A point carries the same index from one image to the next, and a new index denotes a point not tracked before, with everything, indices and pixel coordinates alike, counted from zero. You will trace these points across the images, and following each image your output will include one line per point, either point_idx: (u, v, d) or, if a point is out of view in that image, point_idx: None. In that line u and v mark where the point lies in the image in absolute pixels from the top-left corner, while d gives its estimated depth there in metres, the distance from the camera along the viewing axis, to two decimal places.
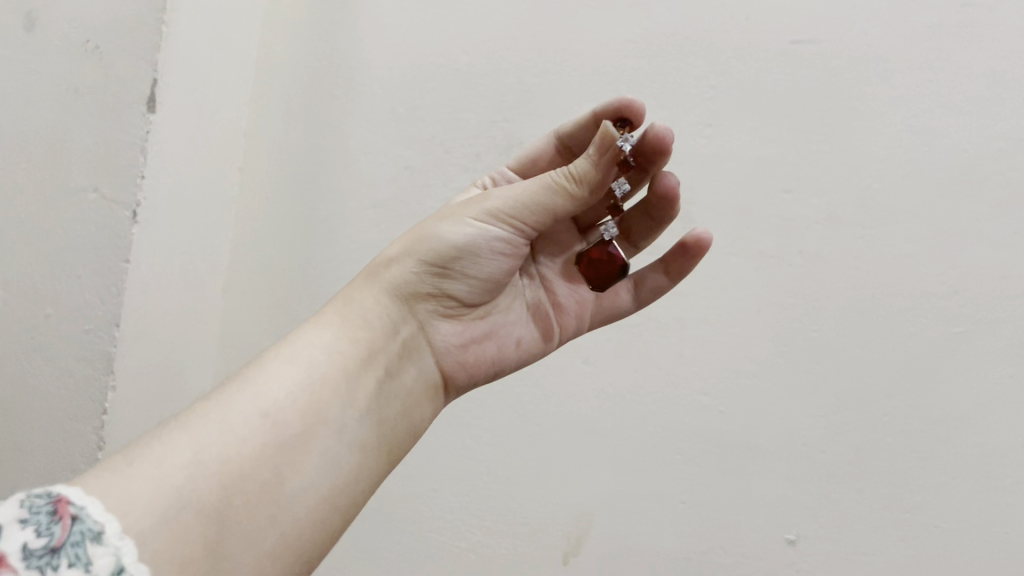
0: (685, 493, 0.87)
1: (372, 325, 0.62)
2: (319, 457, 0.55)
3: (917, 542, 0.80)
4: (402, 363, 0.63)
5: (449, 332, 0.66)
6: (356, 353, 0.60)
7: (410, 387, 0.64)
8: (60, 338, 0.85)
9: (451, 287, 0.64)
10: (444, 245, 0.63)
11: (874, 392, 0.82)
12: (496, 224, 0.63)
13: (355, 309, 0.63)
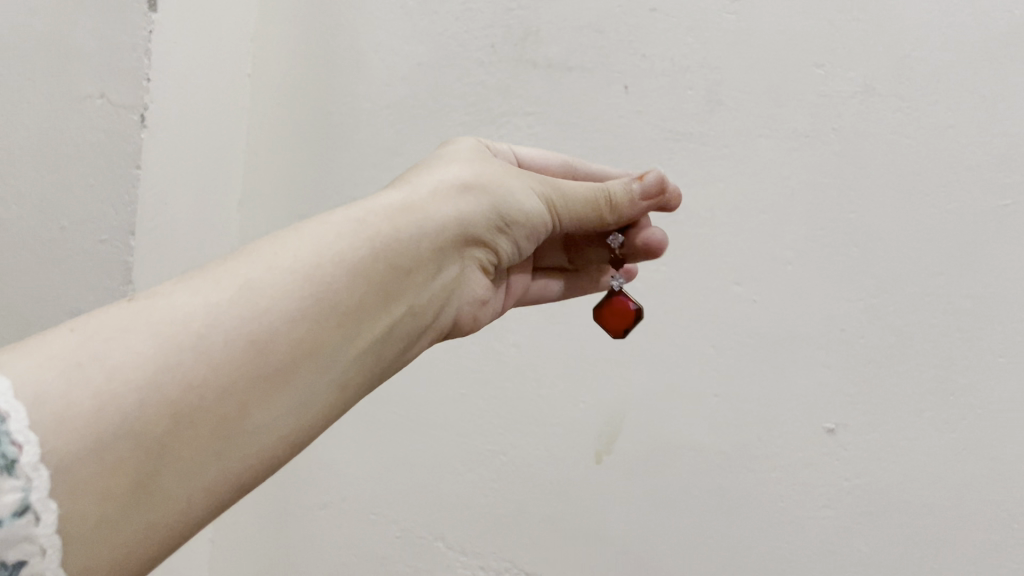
0: (718, 385, 0.85)
1: (404, 247, 0.54)
2: (298, 391, 0.47)
3: (962, 425, 0.77)
4: (417, 298, 0.55)
5: (475, 282, 0.62)
6: (377, 282, 0.52)
7: (415, 327, 0.56)
8: (76, 247, 0.84)
9: (496, 244, 0.60)
10: (501, 201, 0.59)
11: (916, 271, 0.79)
12: (546, 209, 0.61)
13: (395, 224, 0.54)
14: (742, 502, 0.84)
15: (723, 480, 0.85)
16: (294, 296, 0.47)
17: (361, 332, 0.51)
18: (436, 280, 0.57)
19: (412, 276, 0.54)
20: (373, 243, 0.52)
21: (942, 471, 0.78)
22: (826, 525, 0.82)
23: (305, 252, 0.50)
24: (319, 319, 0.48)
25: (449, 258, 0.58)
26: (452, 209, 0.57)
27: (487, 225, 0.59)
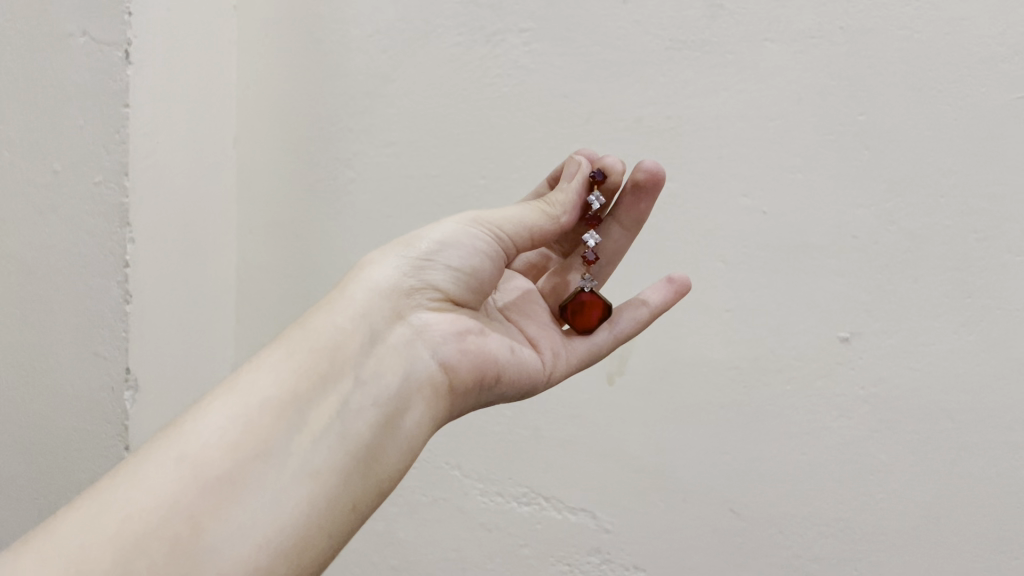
0: (730, 300, 0.84)
1: (327, 330, 0.52)
2: (256, 490, 0.45)
3: (981, 327, 0.76)
4: (369, 362, 0.52)
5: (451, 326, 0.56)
6: (309, 367, 0.50)
7: (387, 392, 0.51)
8: (72, 192, 0.82)
9: (434, 283, 0.56)
10: (414, 242, 0.57)
11: (930, 172, 0.76)
12: (478, 234, 0.57)
13: (311, 317, 0.53)
14: (759, 415, 0.84)
15: (739, 393, 0.84)
16: (216, 415, 0.47)
17: (306, 414, 0.48)
18: (387, 341, 0.53)
19: (349, 346, 0.52)
20: (294, 339, 0.52)
21: (961, 375, 0.77)
22: (845, 433, 0.81)
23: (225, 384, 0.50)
24: (251, 423, 0.47)
25: (393, 317, 0.54)
26: (376, 276, 0.55)
27: (407, 272, 0.56)
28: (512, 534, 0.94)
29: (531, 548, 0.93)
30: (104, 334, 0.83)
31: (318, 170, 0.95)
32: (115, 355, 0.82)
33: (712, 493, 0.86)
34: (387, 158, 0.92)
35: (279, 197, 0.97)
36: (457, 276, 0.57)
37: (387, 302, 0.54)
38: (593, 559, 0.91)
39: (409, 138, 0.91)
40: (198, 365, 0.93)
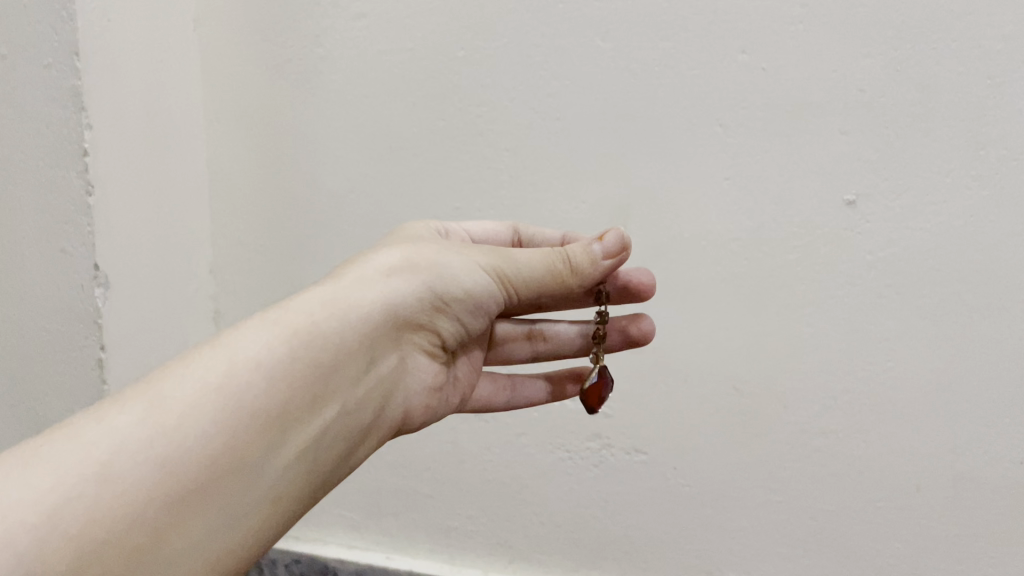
0: (729, 168, 0.78)
1: (334, 346, 0.52)
2: (228, 508, 0.45)
3: (995, 181, 0.72)
4: (352, 396, 0.53)
5: (417, 366, 0.60)
6: (308, 384, 0.50)
7: (353, 426, 0.54)
8: (22, 78, 0.77)
9: (435, 323, 0.58)
10: (440, 277, 0.57)
11: (942, 15, 0.71)
12: (492, 285, 0.58)
13: (320, 318, 0.52)
14: (761, 288, 0.79)
15: (739, 266, 0.80)
16: (212, 411, 0.46)
17: (290, 440, 0.49)
18: (371, 371, 0.55)
19: (348, 371, 0.53)
20: (303, 344, 0.51)
21: (974, 232, 0.73)
22: (852, 302, 0.77)
23: (220, 364, 0.48)
24: (242, 437, 0.46)
25: (383, 347, 0.56)
26: (387, 289, 0.55)
27: (422, 307, 0.57)
28: (509, 425, 0.91)
29: (529, 437, 0.90)
30: (68, 229, 0.78)
31: (285, 50, 0.87)
32: (83, 251, 0.78)
33: (715, 372, 0.82)
34: (358, 33, 0.85)
35: (247, 82, 0.89)
36: (455, 324, 0.60)
37: (386, 333, 0.56)
38: (593, 444, 0.88)
39: (380, 11, 0.84)
40: (174, 262, 0.89)
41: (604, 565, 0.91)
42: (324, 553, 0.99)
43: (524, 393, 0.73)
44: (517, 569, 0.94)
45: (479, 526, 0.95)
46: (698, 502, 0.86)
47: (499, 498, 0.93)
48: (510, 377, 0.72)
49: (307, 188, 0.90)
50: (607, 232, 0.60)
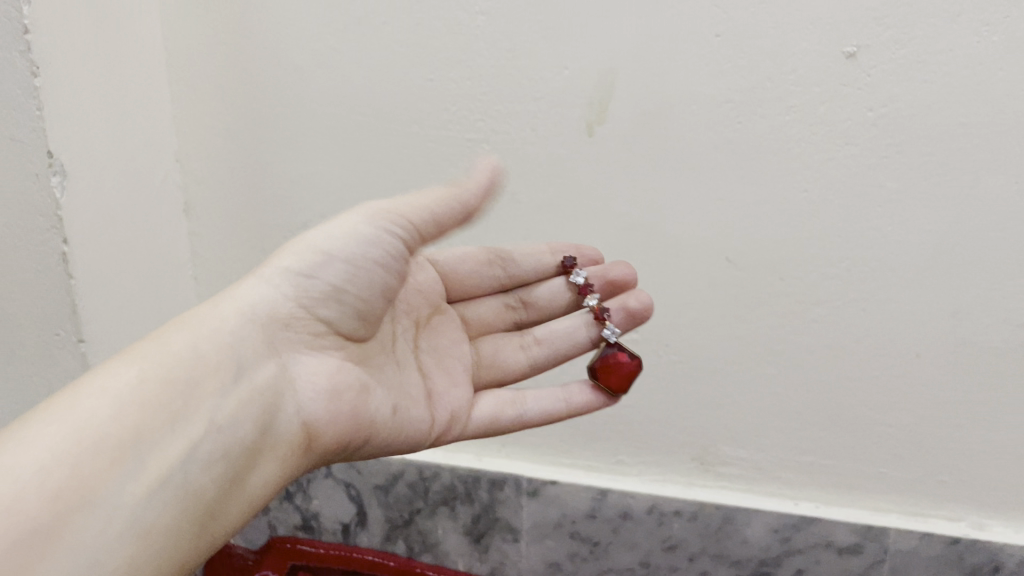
0: (721, 24, 0.72)
1: (196, 362, 0.51)
2: (106, 526, 0.42)
3: (1006, 26, 0.66)
4: (226, 403, 0.50)
5: (322, 368, 0.57)
6: (175, 396, 0.48)
7: (240, 438, 0.50)
8: None
9: (318, 317, 0.57)
10: (297, 272, 0.56)
11: None
12: (374, 241, 0.56)
13: (171, 340, 0.51)
14: (756, 153, 0.75)
15: (732, 130, 0.75)
16: (44, 436, 0.43)
17: (150, 454, 0.46)
18: (251, 378, 0.53)
19: (219, 379, 0.51)
20: (150, 363, 0.49)
21: (981, 83, 0.68)
22: (851, 163, 0.73)
23: (78, 394, 0.46)
24: (85, 453, 0.43)
25: (253, 351, 0.54)
26: (244, 303, 0.55)
27: (284, 310, 0.56)
28: None
29: None
30: (14, 115, 0.73)
31: None
32: (33, 139, 0.73)
33: (707, 244, 0.79)
34: None
35: None
36: (346, 317, 0.58)
37: (252, 338, 0.54)
38: None
39: None
40: (134, 155, 0.84)
41: (598, 444, 0.90)
42: None
43: (538, 403, 0.68)
44: (510, 452, 0.94)
45: None
46: (692, 378, 0.84)
47: None
48: (517, 393, 0.69)
49: (269, 66, 0.84)
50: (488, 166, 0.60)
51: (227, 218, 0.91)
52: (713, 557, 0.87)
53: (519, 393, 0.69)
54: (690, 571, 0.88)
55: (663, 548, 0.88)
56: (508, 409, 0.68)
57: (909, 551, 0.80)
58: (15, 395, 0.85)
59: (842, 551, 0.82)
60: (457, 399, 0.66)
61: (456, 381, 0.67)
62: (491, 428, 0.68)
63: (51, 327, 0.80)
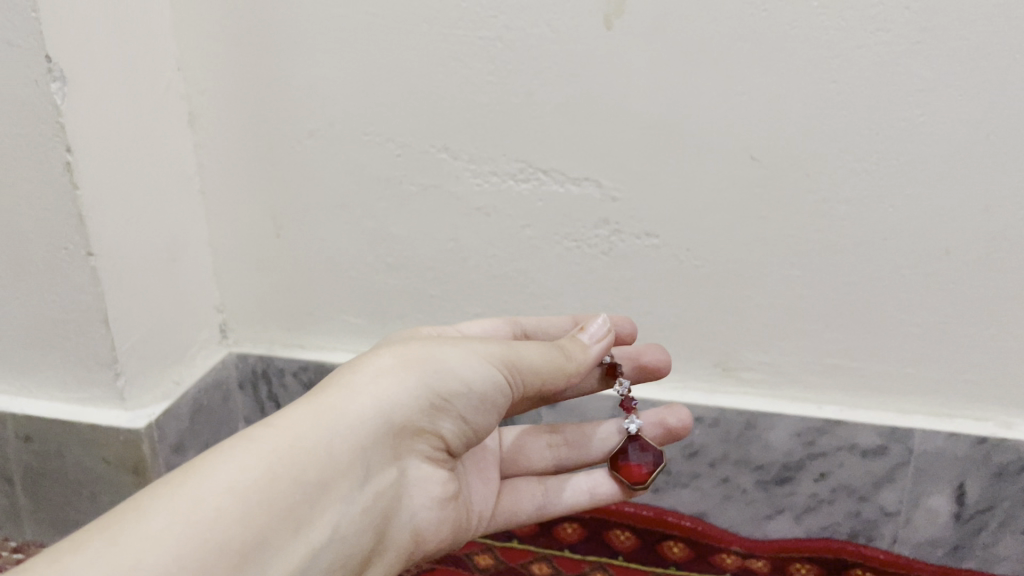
0: None
1: (338, 462, 0.52)
2: None
3: None
4: (348, 516, 0.52)
5: (428, 484, 0.59)
6: (311, 497, 0.50)
7: (353, 551, 0.53)
8: None
9: (439, 429, 0.57)
10: (438, 375, 0.56)
11: None
12: (500, 376, 0.58)
13: (307, 436, 0.51)
14: (781, 42, 0.72)
15: (756, 19, 0.71)
16: (189, 537, 0.44)
17: (279, 561, 0.47)
18: (371, 485, 0.54)
19: (347, 484, 0.52)
20: (285, 462, 0.49)
21: None
22: (882, 50, 0.70)
23: (235, 469, 0.48)
24: (222, 560, 0.44)
25: (380, 459, 0.54)
26: (385, 394, 0.55)
27: (420, 412, 0.56)
28: (512, 217, 0.85)
29: (534, 227, 0.85)
30: (9, 18, 0.70)
31: None
32: (31, 42, 0.71)
33: (730, 143, 0.76)
34: None
35: None
36: (461, 432, 0.59)
37: (384, 444, 0.55)
38: (602, 231, 0.83)
39: None
40: (136, 64, 0.81)
41: None
42: (333, 358, 0.96)
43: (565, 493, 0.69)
44: None
45: None
46: (713, 283, 0.82)
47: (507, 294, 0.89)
48: (543, 483, 0.70)
49: None
50: (589, 325, 0.66)
51: (233, 130, 0.89)
52: (735, 463, 0.86)
53: (547, 483, 0.70)
54: (711, 477, 0.88)
55: (684, 455, 0.88)
56: (529, 505, 0.69)
57: (934, 452, 0.79)
58: (27, 313, 0.83)
59: (866, 454, 0.81)
60: (487, 495, 0.67)
61: (486, 478, 0.68)
62: (514, 520, 0.69)
63: (60, 241, 0.78)
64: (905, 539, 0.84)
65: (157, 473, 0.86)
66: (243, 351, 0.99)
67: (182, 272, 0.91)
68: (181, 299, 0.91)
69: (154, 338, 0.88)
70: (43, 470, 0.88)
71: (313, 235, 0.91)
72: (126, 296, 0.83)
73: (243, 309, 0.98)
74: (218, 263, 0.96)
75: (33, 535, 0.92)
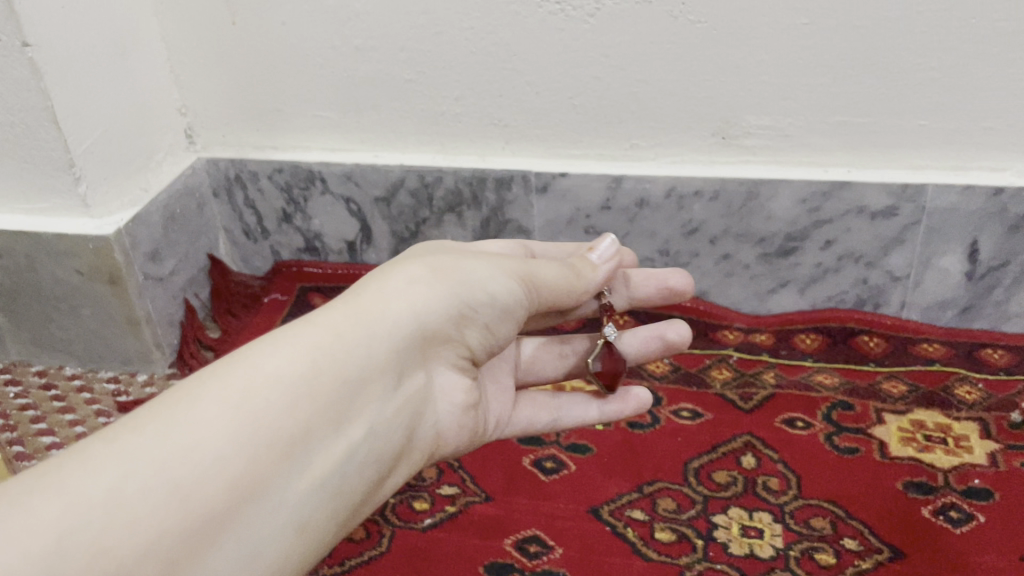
0: None
1: (374, 365, 0.46)
2: (260, 523, 0.40)
3: None
4: (381, 416, 0.47)
5: (451, 391, 0.53)
6: (339, 403, 0.44)
7: (385, 450, 0.48)
8: None
9: (466, 338, 0.51)
10: (468, 285, 0.50)
11: None
12: (522, 287, 0.52)
13: (344, 333, 0.45)
14: None
15: None
16: (221, 420, 0.40)
17: (314, 464, 0.43)
18: (402, 387, 0.48)
19: (376, 390, 0.46)
20: (326, 355, 0.44)
21: None
22: None
23: (271, 363, 0.43)
24: (260, 449, 0.41)
25: (411, 363, 0.49)
26: (419, 301, 0.48)
27: (451, 322, 0.50)
28: None
29: None
30: None
31: None
32: None
33: None
34: None
35: None
36: (488, 338, 0.52)
37: (417, 347, 0.49)
38: None
39: None
40: None
41: (609, 129, 0.82)
42: (307, 158, 0.91)
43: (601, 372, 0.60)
44: (516, 150, 0.86)
45: (470, 109, 0.84)
46: (712, 40, 0.74)
47: (487, 71, 0.81)
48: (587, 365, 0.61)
49: None
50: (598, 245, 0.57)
51: None
52: (737, 237, 0.83)
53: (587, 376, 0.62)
54: (711, 255, 0.85)
55: (683, 233, 0.84)
56: (545, 413, 0.61)
57: (948, 208, 0.76)
58: None
59: (875, 216, 0.78)
60: (503, 387, 0.59)
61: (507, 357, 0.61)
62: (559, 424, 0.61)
63: None
64: (914, 303, 0.83)
65: (135, 281, 0.82)
66: (213, 156, 0.93)
67: (132, 69, 0.84)
68: (137, 99, 0.84)
69: (112, 140, 0.82)
70: (16, 286, 0.84)
71: (272, 20, 0.83)
72: (74, 92, 0.76)
73: (208, 110, 0.92)
74: (174, 60, 0.89)
75: (20, 355, 0.90)
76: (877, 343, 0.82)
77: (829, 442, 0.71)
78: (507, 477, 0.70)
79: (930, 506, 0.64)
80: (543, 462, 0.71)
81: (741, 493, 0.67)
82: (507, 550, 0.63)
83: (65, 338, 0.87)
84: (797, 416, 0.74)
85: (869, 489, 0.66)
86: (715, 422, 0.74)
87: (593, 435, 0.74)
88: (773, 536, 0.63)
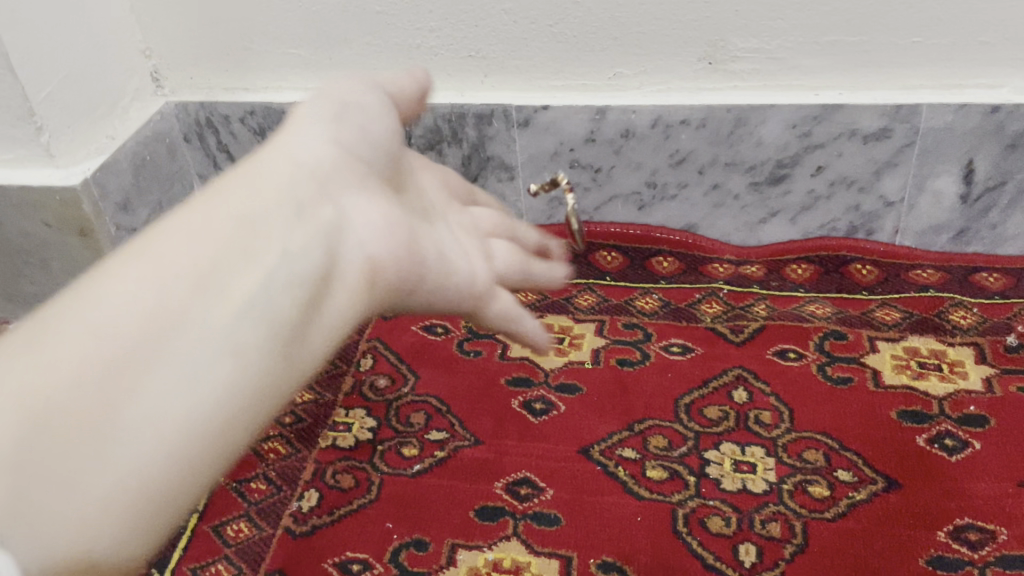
0: None
1: (230, 253, 0.34)
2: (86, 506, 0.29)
3: None
4: (297, 239, 0.36)
5: (371, 211, 0.40)
6: (183, 308, 0.32)
7: (258, 373, 0.33)
8: None
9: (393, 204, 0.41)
10: (355, 177, 0.41)
11: None
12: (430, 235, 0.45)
13: (170, 237, 0.34)
14: None
15: None
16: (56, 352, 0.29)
17: (159, 413, 0.30)
18: (312, 215, 0.37)
19: (245, 265, 0.34)
20: (170, 256, 0.33)
21: None
22: None
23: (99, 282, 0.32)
24: (94, 391, 0.29)
25: (320, 186, 0.39)
26: (286, 148, 0.39)
27: (341, 181, 0.39)
28: None
29: None
30: None
31: None
32: None
33: None
34: None
35: None
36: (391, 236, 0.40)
37: (297, 205, 0.37)
38: None
39: None
40: None
41: (592, 57, 0.79)
42: (280, 99, 0.87)
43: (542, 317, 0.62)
44: (495, 84, 0.83)
45: (446, 40, 0.81)
46: None
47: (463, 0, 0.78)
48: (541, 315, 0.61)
49: None
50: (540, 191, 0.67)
51: None
52: (726, 165, 0.80)
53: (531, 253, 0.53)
54: (700, 185, 0.82)
55: (671, 163, 0.82)
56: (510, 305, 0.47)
57: (943, 128, 0.73)
58: None
59: (867, 139, 0.76)
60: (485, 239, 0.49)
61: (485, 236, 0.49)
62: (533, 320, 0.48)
63: None
64: (908, 228, 0.81)
65: (107, 233, 0.80)
66: (182, 100, 0.90)
67: (89, 10, 0.79)
68: (96, 42, 0.80)
69: (73, 86, 0.78)
70: None
71: None
72: (28, 37, 0.72)
73: (173, 52, 0.88)
74: None
75: None
76: (870, 271, 0.80)
77: (821, 372, 0.70)
78: (495, 421, 0.68)
79: (924, 434, 0.63)
80: (532, 403, 0.70)
81: (732, 429, 0.66)
82: (496, 493, 0.62)
83: (38, 294, 0.85)
84: (789, 347, 0.73)
85: (861, 419, 0.65)
86: (705, 356, 0.73)
87: (582, 373, 0.72)
88: (766, 470, 0.62)
